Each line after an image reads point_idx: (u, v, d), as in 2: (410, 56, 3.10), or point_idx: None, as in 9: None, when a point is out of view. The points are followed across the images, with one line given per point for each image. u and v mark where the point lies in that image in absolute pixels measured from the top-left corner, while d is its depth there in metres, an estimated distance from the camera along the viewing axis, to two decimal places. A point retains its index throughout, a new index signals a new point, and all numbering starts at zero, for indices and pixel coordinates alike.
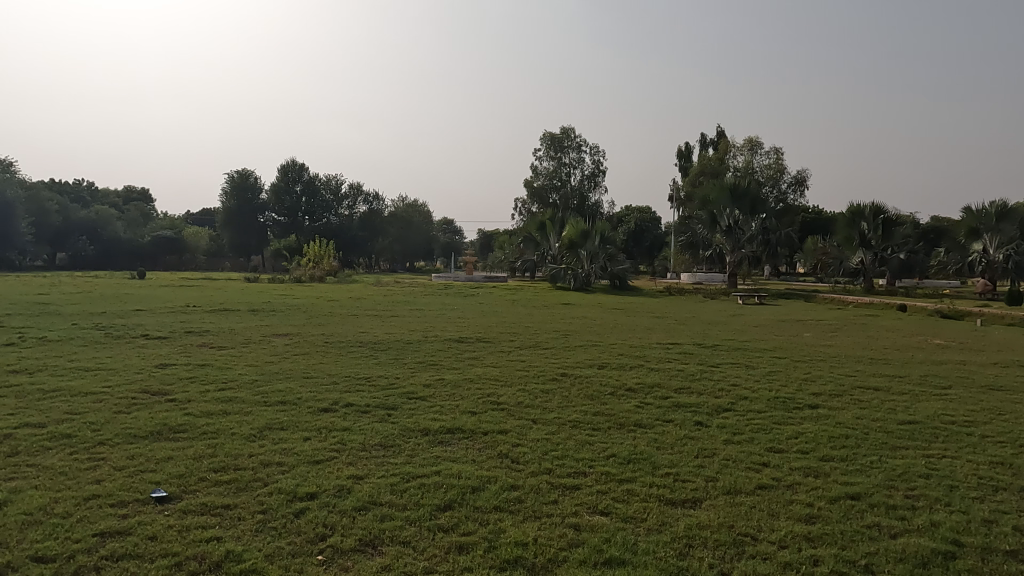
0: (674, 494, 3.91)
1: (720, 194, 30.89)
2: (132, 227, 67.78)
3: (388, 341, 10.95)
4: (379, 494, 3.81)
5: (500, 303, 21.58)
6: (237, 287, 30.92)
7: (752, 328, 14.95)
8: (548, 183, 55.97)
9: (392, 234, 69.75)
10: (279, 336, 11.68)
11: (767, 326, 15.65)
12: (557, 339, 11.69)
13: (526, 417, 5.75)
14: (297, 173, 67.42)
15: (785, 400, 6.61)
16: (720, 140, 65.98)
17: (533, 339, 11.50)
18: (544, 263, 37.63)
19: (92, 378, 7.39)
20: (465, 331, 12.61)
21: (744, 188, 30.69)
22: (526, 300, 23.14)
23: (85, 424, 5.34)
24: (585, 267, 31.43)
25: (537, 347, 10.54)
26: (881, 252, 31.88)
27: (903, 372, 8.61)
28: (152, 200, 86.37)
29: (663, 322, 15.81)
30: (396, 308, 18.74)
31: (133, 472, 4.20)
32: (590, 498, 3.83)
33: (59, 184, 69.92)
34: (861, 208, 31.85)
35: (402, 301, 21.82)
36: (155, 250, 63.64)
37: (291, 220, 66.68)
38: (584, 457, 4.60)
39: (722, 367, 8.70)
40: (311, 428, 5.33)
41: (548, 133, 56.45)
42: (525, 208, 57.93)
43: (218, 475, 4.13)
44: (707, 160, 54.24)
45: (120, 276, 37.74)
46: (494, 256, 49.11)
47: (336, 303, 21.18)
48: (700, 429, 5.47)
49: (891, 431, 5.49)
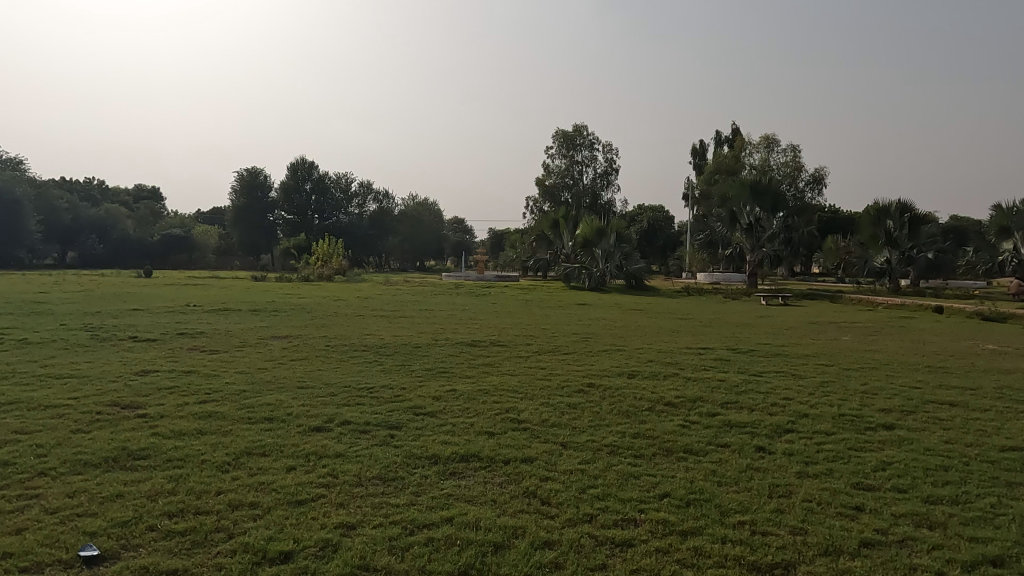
0: (758, 555, 3.01)
1: (740, 191, 29.93)
2: (142, 226, 67.67)
3: (396, 345, 10.09)
4: (374, 555, 2.93)
5: (515, 304, 20.75)
6: (242, 286, 30.20)
7: (785, 331, 14.05)
8: (559, 182, 55.12)
9: (403, 233, 69.20)
10: (278, 339, 10.85)
11: (800, 328, 14.67)
12: (579, 343, 10.82)
13: (555, 440, 4.86)
14: (307, 170, 67.25)
15: (854, 419, 5.68)
16: (736, 138, 65.00)
17: (553, 344, 10.64)
18: (557, 262, 36.72)
19: (60, 388, 6.56)
20: (477, 333, 11.78)
21: (766, 184, 29.60)
22: (540, 301, 22.24)
23: (31, 447, 4.49)
24: (600, 267, 30.58)
25: (557, 352, 9.68)
26: (909, 250, 30.85)
27: (973, 383, 7.62)
28: (163, 199, 86.18)
29: (689, 324, 14.90)
30: (404, 308, 18.01)
31: (67, 517, 3.34)
32: (650, 561, 2.93)
33: (69, 182, 70.02)
34: (887, 206, 30.87)
35: (413, 301, 21.06)
36: (164, 249, 63.54)
37: (299, 219, 66.19)
38: (632, 497, 3.69)
39: (767, 377, 7.75)
40: (297, 454, 4.44)
41: (560, 131, 55.56)
42: (537, 207, 57.10)
43: (172, 523, 3.26)
44: (722, 158, 53.34)
45: (127, 275, 37.35)
46: (504, 255, 48.19)
47: (344, 303, 20.45)
48: (765, 458, 4.53)
49: (997, 462, 4.53)
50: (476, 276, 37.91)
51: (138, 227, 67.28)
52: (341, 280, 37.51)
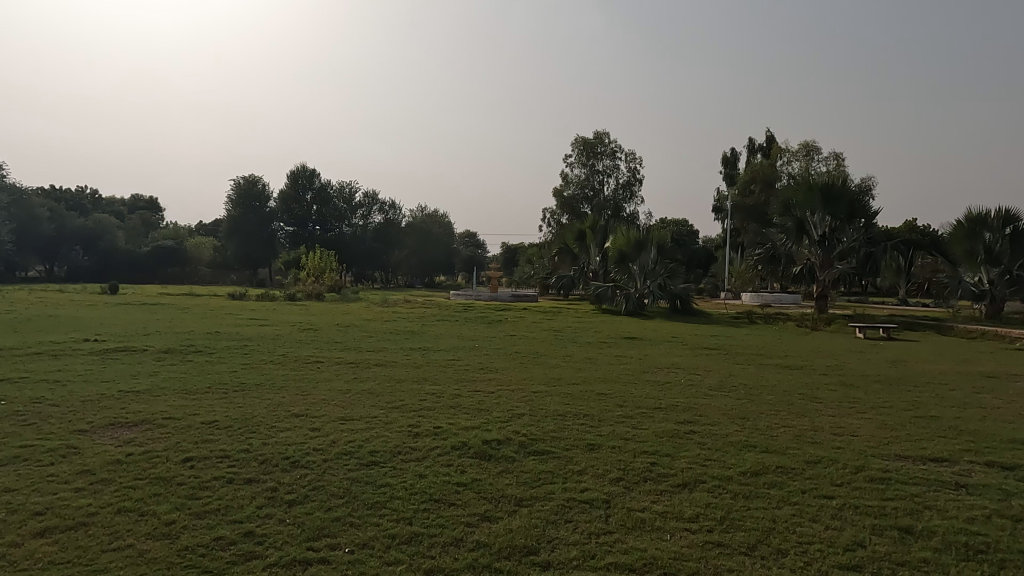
0: None
1: (807, 196, 24.93)
2: (133, 237, 63.73)
3: (336, 458, 5.04)
4: None
5: (542, 337, 15.75)
6: (210, 306, 25.51)
7: (982, 397, 8.89)
8: (578, 192, 50.21)
9: (409, 246, 64.41)
10: (124, 432, 5.80)
11: (996, 390, 9.53)
12: (691, 448, 5.70)
13: None
14: (307, 179, 63.13)
15: None
16: (769, 147, 59.89)
17: (642, 450, 5.57)
18: (582, 280, 31.55)
19: None
20: (496, 416, 6.68)
21: (839, 188, 24.52)
22: (574, 332, 17.20)
23: None
24: (637, 287, 25.48)
25: (665, 489, 4.58)
26: (1014, 270, 25.29)
27: None
28: (161, 209, 82.21)
29: (817, 383, 9.73)
30: (390, 345, 13.04)
31: None
32: None
33: (57, 190, 66.24)
34: (983, 215, 25.77)
35: (408, 332, 16.08)
36: (154, 261, 59.49)
37: (301, 230, 62.74)
38: None
39: None
40: None
41: (580, 138, 50.74)
42: (554, 219, 52.02)
43: None
44: (759, 166, 47.92)
45: (89, 291, 32.80)
46: (520, 271, 43.14)
47: (316, 334, 15.56)
48: None
49: None
50: (487, 296, 32.86)
51: (128, 238, 63.29)
52: (331, 299, 32.61)
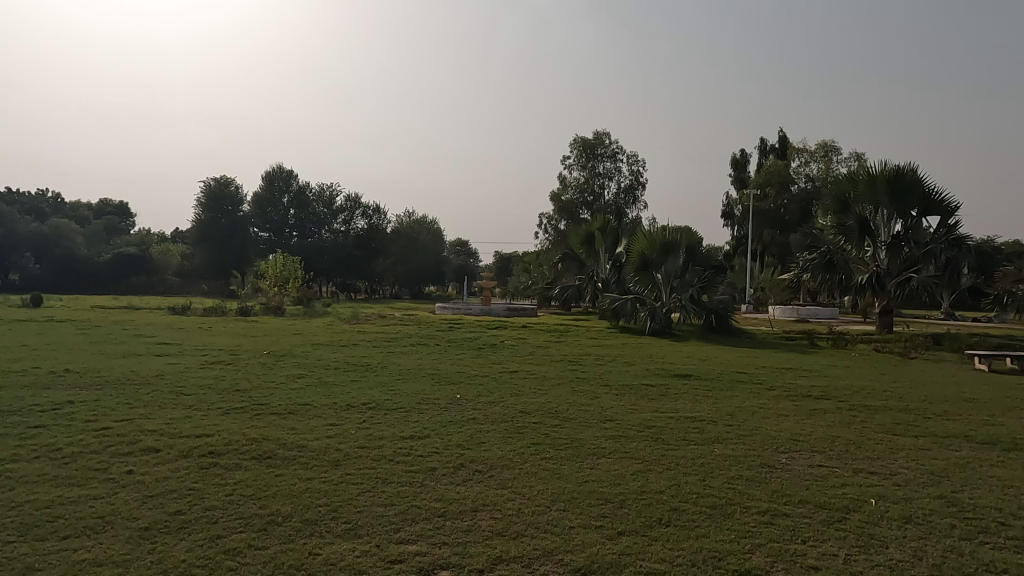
0: None
1: (868, 188, 20.52)
2: (93, 245, 58.64)
3: None
4: None
5: (557, 373, 10.92)
6: (132, 323, 20.52)
7: None
8: (578, 197, 45.36)
9: (394, 254, 58.55)
10: None
11: None
12: None
13: None
14: (284, 180, 58.61)
15: None
16: (781, 149, 55.41)
17: None
18: (590, 293, 26.59)
19: None
20: None
21: (909, 177, 20.11)
22: (596, 364, 12.38)
23: None
24: (663, 300, 20.71)
25: None
26: None
27: None
28: (131, 216, 77.25)
29: None
30: (317, 398, 8.13)
31: None
32: None
33: (13, 193, 61.22)
34: None
35: (364, 367, 11.18)
36: (113, 271, 54.05)
37: (276, 237, 58.35)
38: None
39: None
40: None
41: (581, 138, 46.13)
42: (550, 225, 47.13)
43: None
44: (774, 167, 42.89)
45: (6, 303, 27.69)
46: (517, 281, 38.15)
47: (227, 371, 10.66)
48: None
49: None
50: (476, 309, 27.86)
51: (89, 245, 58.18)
52: (293, 313, 27.50)
